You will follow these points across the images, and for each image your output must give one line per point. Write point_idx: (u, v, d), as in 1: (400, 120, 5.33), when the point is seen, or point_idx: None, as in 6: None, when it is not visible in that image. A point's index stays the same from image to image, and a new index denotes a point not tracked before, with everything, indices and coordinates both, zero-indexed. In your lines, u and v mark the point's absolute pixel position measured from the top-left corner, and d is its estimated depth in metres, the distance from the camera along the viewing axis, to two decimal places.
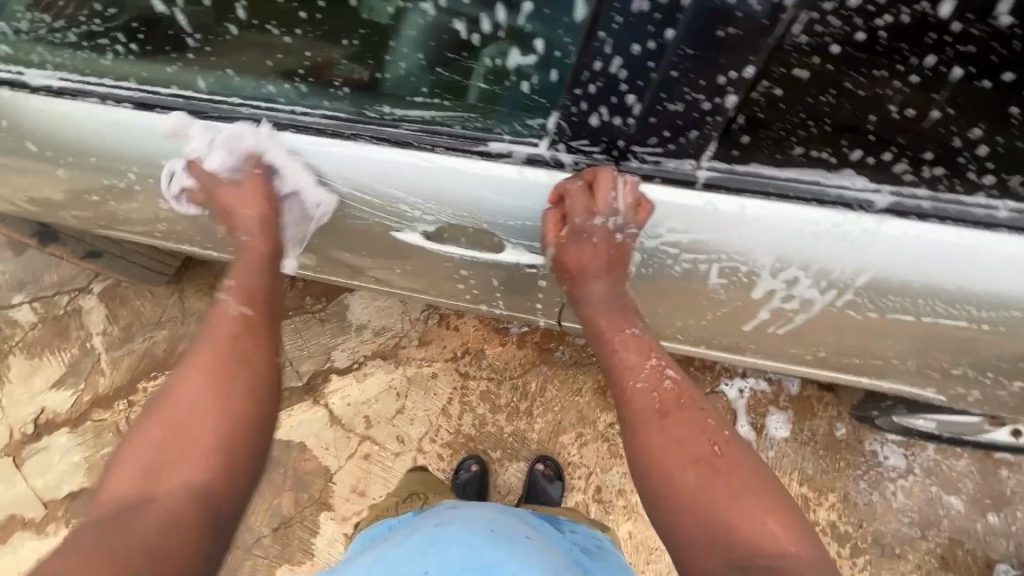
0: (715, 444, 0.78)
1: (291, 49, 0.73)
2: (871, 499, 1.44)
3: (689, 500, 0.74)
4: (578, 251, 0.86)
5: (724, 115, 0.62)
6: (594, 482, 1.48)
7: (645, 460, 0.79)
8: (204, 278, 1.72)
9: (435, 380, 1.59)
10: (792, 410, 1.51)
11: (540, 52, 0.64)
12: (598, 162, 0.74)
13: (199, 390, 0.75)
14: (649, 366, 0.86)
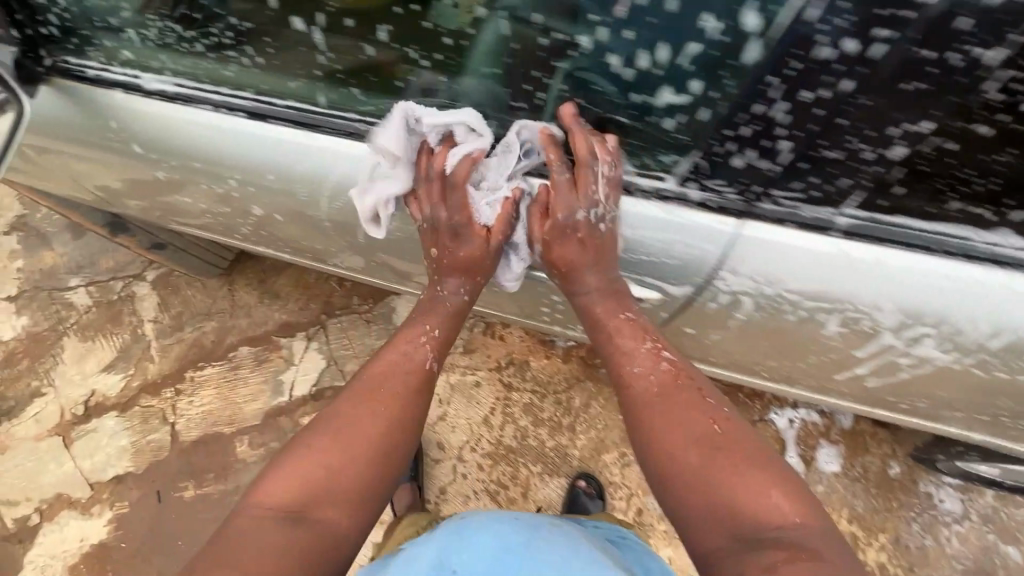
0: (716, 424, 0.78)
1: (427, 74, 0.72)
2: (923, 543, 1.39)
3: (690, 480, 0.75)
4: (566, 246, 0.83)
5: (883, 165, 0.59)
6: (635, 504, 1.46)
7: (650, 445, 0.80)
8: (254, 271, 1.74)
9: (479, 389, 1.58)
10: (844, 444, 1.47)
11: (696, 93, 0.60)
12: (728, 202, 0.70)
13: (361, 421, 0.86)
14: (645, 351, 0.87)
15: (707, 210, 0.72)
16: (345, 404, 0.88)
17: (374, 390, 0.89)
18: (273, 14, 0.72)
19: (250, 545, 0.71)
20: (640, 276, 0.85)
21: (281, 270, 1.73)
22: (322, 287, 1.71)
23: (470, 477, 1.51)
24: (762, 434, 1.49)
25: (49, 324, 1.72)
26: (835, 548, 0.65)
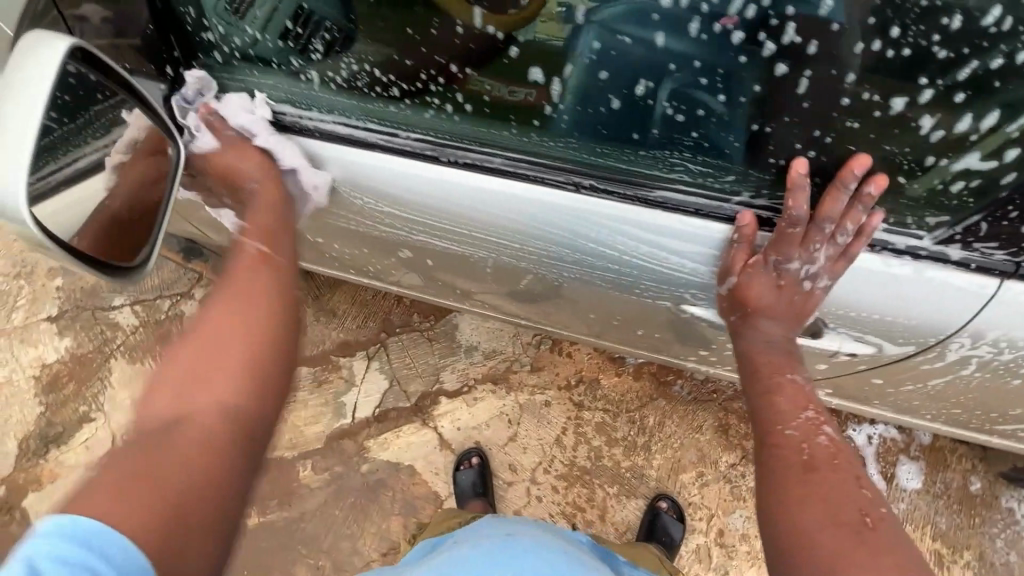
0: (864, 513, 0.71)
1: (678, 127, 0.69)
2: (1009, 559, 1.38)
3: (811, 548, 0.68)
4: (756, 288, 0.82)
5: None
6: (716, 525, 1.43)
7: (779, 505, 0.75)
8: (308, 288, 1.68)
9: (548, 409, 1.54)
10: (923, 460, 1.46)
11: (1008, 160, 0.61)
12: (990, 261, 0.71)
13: (222, 321, 0.79)
14: (803, 417, 0.83)
15: (963, 269, 0.73)
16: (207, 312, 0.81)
17: (219, 300, 0.82)
18: (512, 63, 0.69)
19: (128, 463, 0.61)
20: (857, 332, 0.85)
21: (336, 287, 1.68)
22: (378, 304, 1.66)
23: (546, 499, 1.48)
24: None
25: (94, 345, 1.65)
26: None
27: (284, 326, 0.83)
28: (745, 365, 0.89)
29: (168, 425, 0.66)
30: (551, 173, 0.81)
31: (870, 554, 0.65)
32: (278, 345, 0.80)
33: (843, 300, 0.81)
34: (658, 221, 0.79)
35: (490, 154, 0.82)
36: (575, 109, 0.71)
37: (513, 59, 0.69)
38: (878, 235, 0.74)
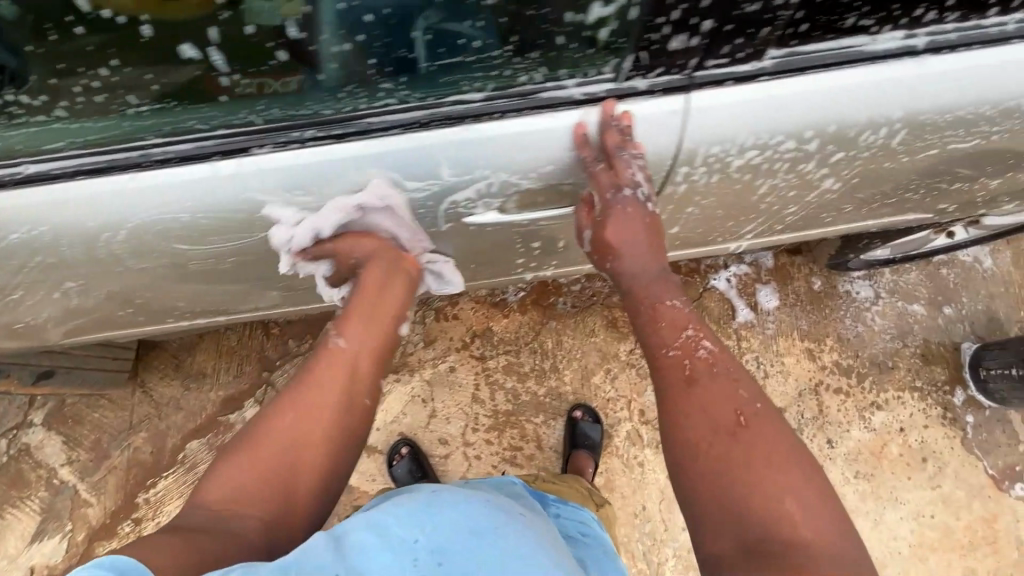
0: (740, 414, 0.79)
1: (348, 56, 0.66)
2: (859, 330, 1.64)
3: (708, 458, 0.77)
4: (618, 229, 0.87)
5: (790, 10, 0.64)
6: (636, 407, 1.56)
7: (666, 418, 0.84)
8: (166, 359, 1.54)
9: (456, 373, 1.56)
10: (773, 281, 1.67)
11: (614, 3, 0.62)
12: (660, 79, 0.73)
13: (285, 414, 0.81)
14: (683, 337, 0.88)
15: (635, 98, 0.74)
16: (269, 406, 0.84)
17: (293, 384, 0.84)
18: (161, 44, 0.62)
19: (174, 537, 0.67)
20: None
21: (195, 346, 1.55)
22: (246, 347, 1.56)
23: (483, 455, 1.51)
24: (712, 301, 1.64)
25: None
26: (837, 559, 0.67)
27: (333, 438, 0.82)
28: (630, 300, 0.94)
29: (212, 515, 0.72)
30: (213, 140, 0.75)
31: (754, 455, 0.75)
32: (350, 421, 0.84)
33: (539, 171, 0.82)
34: (327, 154, 0.77)
35: (170, 146, 0.76)
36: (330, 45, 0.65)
37: (151, 39, 0.62)
38: (537, 92, 0.74)
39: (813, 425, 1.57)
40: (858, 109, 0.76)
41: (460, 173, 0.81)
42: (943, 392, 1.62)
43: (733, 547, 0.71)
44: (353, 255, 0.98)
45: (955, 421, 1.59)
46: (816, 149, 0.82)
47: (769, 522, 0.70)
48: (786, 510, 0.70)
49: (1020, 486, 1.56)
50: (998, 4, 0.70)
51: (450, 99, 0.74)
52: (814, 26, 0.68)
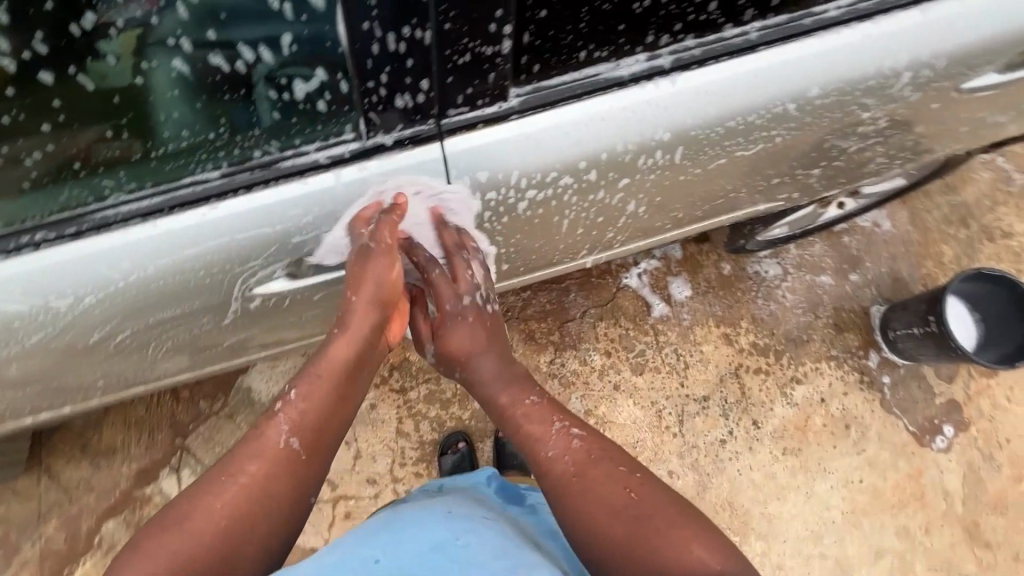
0: (627, 489, 0.83)
1: (51, 161, 0.67)
2: (772, 309, 1.67)
3: (613, 540, 0.79)
4: (463, 337, 0.98)
5: (507, 58, 0.66)
6: None
7: (566, 515, 0.84)
8: (70, 440, 1.47)
9: (377, 410, 1.53)
10: (684, 271, 1.69)
11: (320, 75, 0.64)
12: (405, 134, 0.72)
13: (222, 502, 0.77)
14: (555, 432, 0.92)
15: (386, 154, 0.73)
16: (194, 493, 0.78)
17: (231, 468, 0.80)
18: None
19: None
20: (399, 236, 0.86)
21: (100, 421, 1.49)
22: (156, 414, 1.50)
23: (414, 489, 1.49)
24: (626, 300, 1.65)
25: None
26: None
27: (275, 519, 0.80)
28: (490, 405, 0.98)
29: None
30: None
31: (653, 518, 0.79)
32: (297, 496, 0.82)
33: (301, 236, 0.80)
34: (69, 253, 0.73)
35: None
36: (166, 113, 0.66)
37: None
38: (279, 162, 0.73)
39: (738, 409, 1.59)
40: (620, 134, 0.78)
41: (217, 248, 0.77)
42: (858, 357, 1.66)
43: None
44: (148, 338, 0.92)
45: (872, 384, 1.64)
46: (598, 177, 0.84)
47: (683, 570, 0.73)
48: (692, 554, 0.74)
49: (940, 438, 1.61)
50: (728, 18, 0.73)
51: (186, 182, 0.72)
52: (547, 64, 0.70)
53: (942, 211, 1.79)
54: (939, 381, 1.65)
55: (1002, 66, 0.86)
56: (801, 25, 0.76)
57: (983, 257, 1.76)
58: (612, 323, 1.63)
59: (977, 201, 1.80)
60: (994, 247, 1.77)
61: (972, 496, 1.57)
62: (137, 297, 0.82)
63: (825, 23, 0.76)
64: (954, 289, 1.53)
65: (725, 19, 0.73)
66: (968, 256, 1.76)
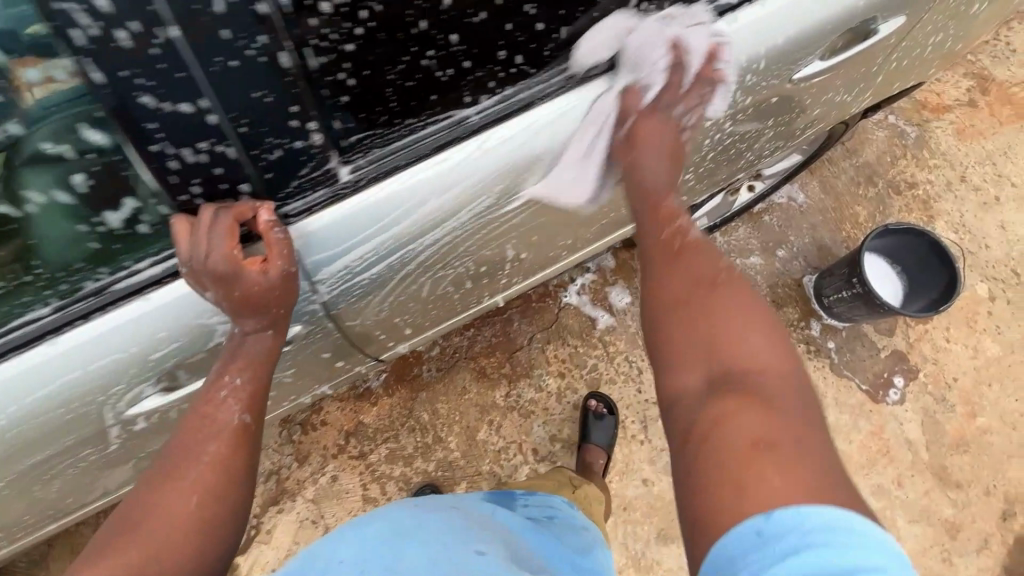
0: (715, 277, 0.72)
1: None
2: None
3: (684, 312, 0.69)
4: (655, 127, 0.79)
5: (321, 145, 0.64)
6: (528, 448, 1.54)
7: (657, 270, 0.75)
8: None
9: (339, 481, 1.48)
10: (620, 279, 1.71)
11: (130, 203, 0.61)
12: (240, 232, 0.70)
13: (185, 486, 0.71)
14: (666, 216, 0.79)
15: None
16: (145, 496, 0.70)
17: (183, 461, 0.72)
18: None
19: None
20: None
21: (47, 554, 1.40)
22: None
23: None
24: (569, 319, 1.66)
25: None
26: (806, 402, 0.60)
27: (237, 490, 0.75)
28: (636, 187, 0.80)
29: None
30: None
31: (733, 312, 0.67)
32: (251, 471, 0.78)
33: (159, 354, 0.78)
34: None
35: None
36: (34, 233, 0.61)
37: None
38: (111, 287, 0.71)
39: None
40: (461, 179, 0.77)
41: (71, 382, 0.75)
42: (801, 329, 1.70)
43: (697, 382, 0.64)
44: (57, 462, 0.89)
45: (819, 352, 1.68)
46: (467, 223, 0.85)
47: (736, 366, 0.63)
48: (750, 351, 0.64)
49: (893, 391, 1.65)
50: (539, 65, 0.73)
51: (17, 324, 0.70)
52: (369, 142, 0.68)
53: (849, 174, 1.88)
54: (880, 336, 1.70)
55: (823, 53, 0.89)
56: (616, 54, 0.78)
57: (895, 210, 1.84)
58: (561, 343, 1.64)
59: (878, 159, 1.90)
60: (903, 199, 1.86)
61: (935, 440, 1.61)
62: (9, 440, 0.79)
63: None
64: (869, 248, 1.60)
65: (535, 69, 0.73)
66: (882, 212, 1.84)
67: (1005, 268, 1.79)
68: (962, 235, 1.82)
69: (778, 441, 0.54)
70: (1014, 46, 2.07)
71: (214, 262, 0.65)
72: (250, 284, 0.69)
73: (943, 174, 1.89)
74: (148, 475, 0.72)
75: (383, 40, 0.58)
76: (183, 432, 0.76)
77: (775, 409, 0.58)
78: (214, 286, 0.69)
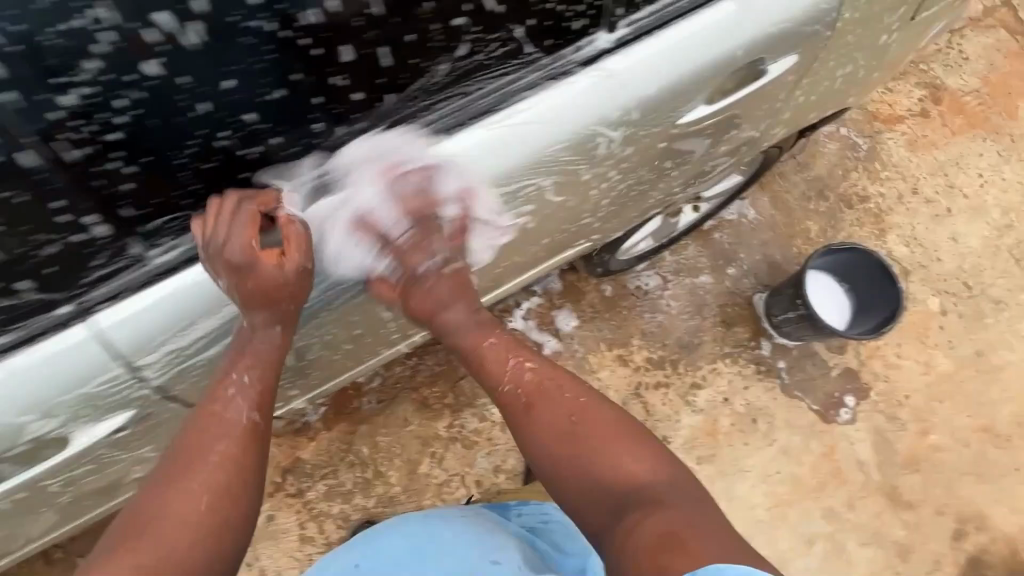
0: (571, 417, 0.86)
1: None
2: (658, 320, 1.68)
3: (580, 464, 0.83)
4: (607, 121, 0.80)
5: (111, 238, 0.64)
6: (472, 479, 1.51)
7: (541, 446, 0.86)
8: None
9: (275, 521, 1.44)
10: (567, 302, 1.68)
11: None
12: (39, 326, 0.67)
13: (197, 484, 0.73)
14: (512, 368, 0.92)
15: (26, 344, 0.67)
16: (156, 493, 0.72)
17: (193, 458, 0.74)
18: None
19: None
20: (93, 418, 0.77)
21: None
22: None
23: None
24: None
25: None
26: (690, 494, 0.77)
27: (250, 483, 0.76)
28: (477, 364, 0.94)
29: None
30: None
31: (613, 446, 0.83)
32: (263, 463, 0.80)
33: None
34: None
35: None
36: None
37: None
38: None
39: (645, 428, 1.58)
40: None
41: None
42: (751, 349, 1.67)
43: (601, 519, 0.79)
44: None
45: (770, 371, 1.66)
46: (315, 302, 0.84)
47: (633, 488, 0.79)
48: (630, 469, 0.81)
49: (844, 410, 1.63)
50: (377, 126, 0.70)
51: None
52: (175, 224, 0.68)
53: (800, 188, 1.85)
54: (831, 353, 1.68)
55: (705, 99, 0.86)
56: (477, 106, 0.74)
57: (846, 225, 1.83)
58: None
59: (829, 172, 1.87)
60: (854, 213, 1.84)
61: (885, 460, 1.59)
62: None
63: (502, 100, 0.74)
64: (815, 266, 1.58)
65: (363, 131, 0.70)
66: (832, 227, 1.82)
67: (956, 281, 1.77)
68: (914, 248, 1.80)
69: (681, 532, 0.69)
70: (967, 54, 2.05)
71: (231, 249, 0.68)
72: (266, 277, 0.72)
73: (894, 186, 1.87)
74: (157, 476, 0.75)
75: (153, 125, 0.58)
76: (187, 433, 0.77)
77: (669, 507, 0.74)
78: (228, 275, 0.71)
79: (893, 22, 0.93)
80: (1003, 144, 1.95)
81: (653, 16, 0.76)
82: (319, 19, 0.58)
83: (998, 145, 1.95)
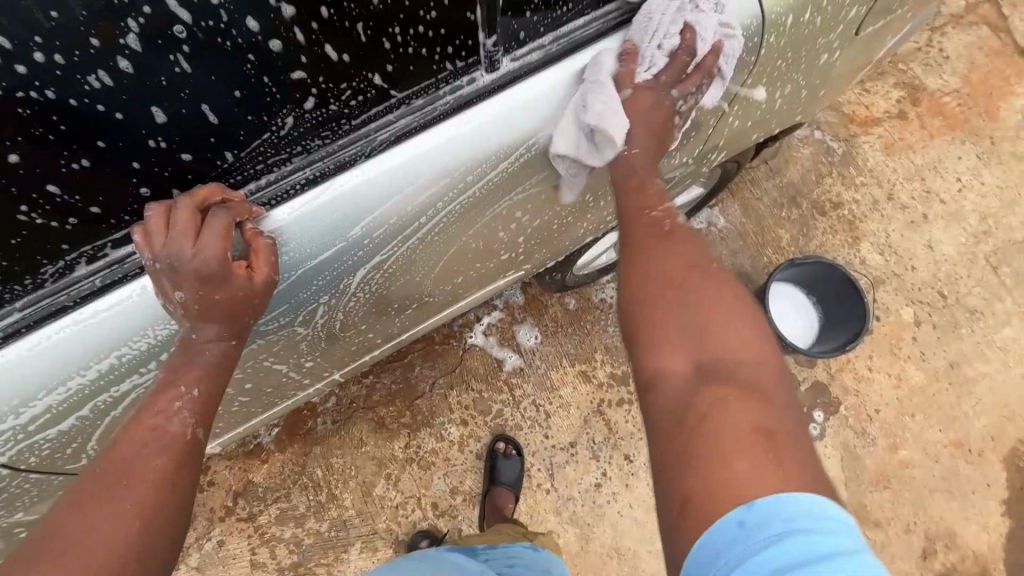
0: (695, 272, 0.72)
1: None
2: None
3: (680, 301, 0.70)
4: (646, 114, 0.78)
5: None
6: (428, 502, 1.47)
7: (645, 273, 0.74)
8: None
9: (226, 546, 1.41)
10: (529, 316, 1.63)
11: None
12: None
13: (122, 506, 0.59)
14: (655, 206, 0.79)
15: None
16: (68, 513, 0.58)
17: (122, 473, 0.61)
18: None
19: None
20: None
21: None
22: None
23: None
24: (473, 361, 1.58)
25: None
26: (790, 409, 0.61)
27: (179, 512, 0.63)
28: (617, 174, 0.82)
29: None
30: None
31: (727, 320, 0.67)
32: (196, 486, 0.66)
33: None
34: None
35: None
36: None
37: None
38: None
39: (607, 447, 1.54)
40: (160, 314, 0.68)
41: None
42: None
43: (685, 366, 0.64)
44: None
45: None
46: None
47: (728, 363, 0.63)
48: (734, 346, 0.65)
49: (813, 426, 1.59)
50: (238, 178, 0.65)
51: None
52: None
53: (771, 196, 1.80)
54: (801, 367, 1.64)
55: None
56: (354, 151, 0.68)
57: (819, 233, 1.77)
58: (464, 389, 1.56)
59: (803, 178, 1.82)
60: (827, 220, 1.79)
61: (853, 477, 1.56)
62: None
63: (384, 140, 0.69)
64: (779, 279, 1.53)
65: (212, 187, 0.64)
66: (805, 235, 1.77)
67: (931, 290, 1.73)
68: (888, 257, 1.75)
69: (767, 424, 0.57)
70: (947, 52, 1.98)
71: (206, 259, 0.62)
72: (234, 290, 0.64)
73: (870, 191, 1.82)
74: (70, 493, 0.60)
75: None
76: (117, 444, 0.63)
77: (763, 404, 0.59)
78: (192, 288, 0.63)
79: (830, 41, 0.91)
80: (983, 146, 1.89)
81: (553, 40, 0.73)
82: (110, 80, 0.51)
83: (978, 147, 1.89)
